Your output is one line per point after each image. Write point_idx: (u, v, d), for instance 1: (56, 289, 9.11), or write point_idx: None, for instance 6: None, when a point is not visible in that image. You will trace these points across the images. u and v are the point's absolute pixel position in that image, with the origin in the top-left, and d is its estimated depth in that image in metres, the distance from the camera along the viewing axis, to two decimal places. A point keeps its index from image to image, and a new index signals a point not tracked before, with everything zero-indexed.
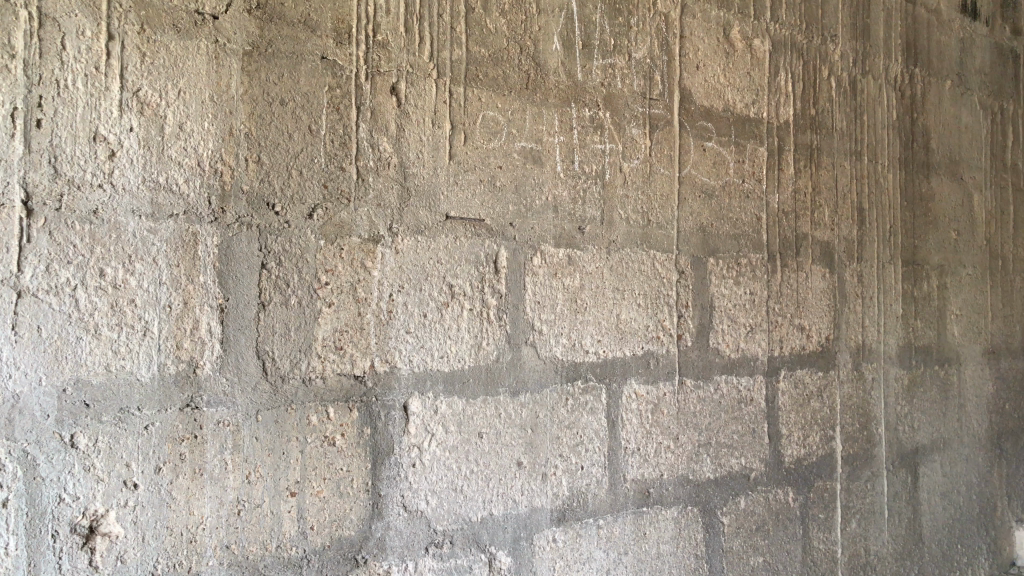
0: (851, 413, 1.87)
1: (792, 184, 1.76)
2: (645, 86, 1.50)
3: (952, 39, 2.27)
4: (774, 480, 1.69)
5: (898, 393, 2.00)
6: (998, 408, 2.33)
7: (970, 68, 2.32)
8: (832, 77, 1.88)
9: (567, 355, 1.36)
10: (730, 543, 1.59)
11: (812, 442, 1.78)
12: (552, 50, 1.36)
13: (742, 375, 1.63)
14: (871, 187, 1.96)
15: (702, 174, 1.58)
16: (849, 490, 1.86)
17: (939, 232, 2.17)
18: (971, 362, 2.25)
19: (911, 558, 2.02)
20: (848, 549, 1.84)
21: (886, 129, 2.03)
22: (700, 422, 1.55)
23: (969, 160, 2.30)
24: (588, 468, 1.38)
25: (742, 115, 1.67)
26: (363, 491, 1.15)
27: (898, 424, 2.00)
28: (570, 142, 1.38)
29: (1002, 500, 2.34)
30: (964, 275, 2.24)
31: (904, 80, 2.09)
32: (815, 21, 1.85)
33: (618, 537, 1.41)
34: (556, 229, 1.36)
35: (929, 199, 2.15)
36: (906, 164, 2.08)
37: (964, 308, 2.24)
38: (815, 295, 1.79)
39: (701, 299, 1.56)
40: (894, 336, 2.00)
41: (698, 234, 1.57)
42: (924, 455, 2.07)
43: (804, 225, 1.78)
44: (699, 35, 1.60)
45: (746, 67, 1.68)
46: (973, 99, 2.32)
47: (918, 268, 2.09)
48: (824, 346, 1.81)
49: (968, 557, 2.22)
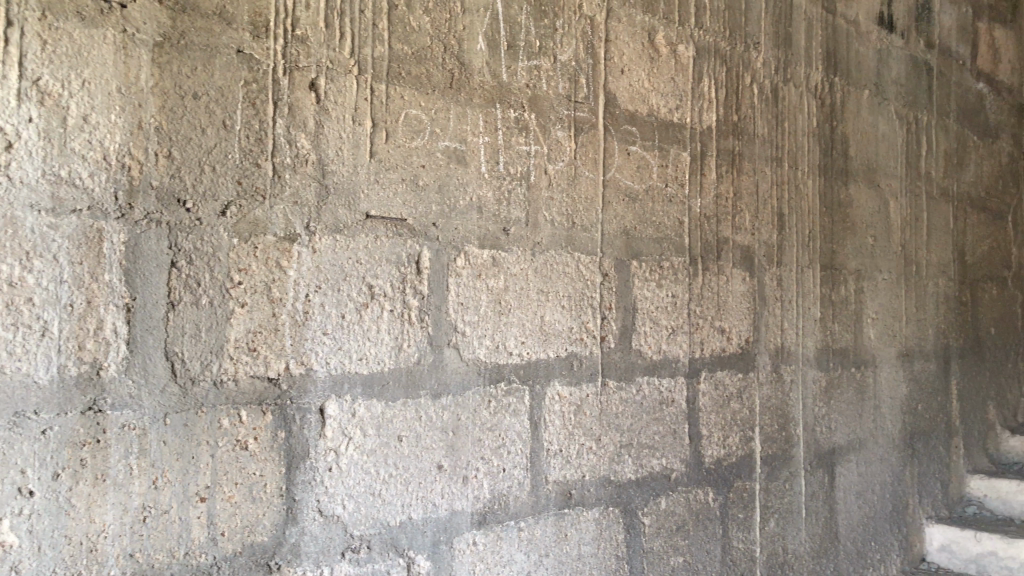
0: (769, 415, 1.91)
1: (714, 189, 1.79)
2: (570, 88, 1.50)
3: (870, 49, 2.33)
4: (694, 480, 1.71)
5: (816, 394, 2.05)
6: (910, 409, 2.41)
7: (887, 79, 2.39)
8: (754, 83, 1.92)
9: (490, 357, 1.36)
10: (651, 544, 1.60)
11: (732, 442, 1.81)
12: (476, 50, 1.36)
13: (664, 376, 1.65)
14: (791, 193, 2.01)
15: (626, 177, 1.59)
16: (768, 490, 1.90)
17: (856, 238, 2.23)
18: (885, 365, 2.31)
19: (827, 556, 2.07)
20: (766, 548, 1.88)
21: (806, 135, 2.07)
22: (621, 423, 1.56)
23: (886, 168, 2.37)
24: (509, 470, 1.38)
25: (666, 120, 1.69)
26: (277, 495, 1.12)
27: (815, 424, 2.05)
28: (495, 143, 1.38)
29: (913, 497, 2.42)
30: (880, 281, 2.31)
31: (824, 89, 2.14)
32: (738, 29, 1.88)
33: (538, 539, 1.41)
34: (479, 230, 1.35)
35: (847, 205, 2.20)
36: (825, 172, 2.13)
37: (880, 312, 2.30)
38: (735, 298, 1.82)
39: (623, 302, 1.57)
40: (812, 339, 2.05)
41: (622, 238, 1.58)
42: (839, 455, 2.13)
43: (725, 229, 1.80)
44: (624, 40, 1.61)
45: (670, 73, 1.70)
46: (889, 109, 2.40)
47: (836, 272, 2.14)
48: (744, 348, 1.84)
49: (881, 554, 2.28)
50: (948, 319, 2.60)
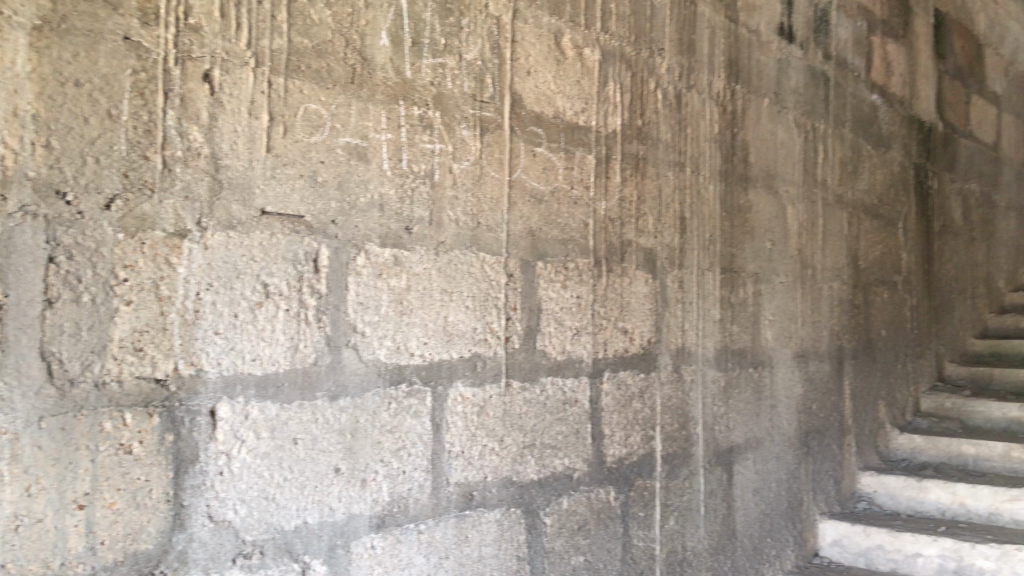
0: (670, 414, 1.95)
1: (618, 192, 1.81)
2: (475, 87, 1.49)
3: (770, 59, 2.40)
4: (596, 479, 1.72)
5: (715, 394, 2.10)
6: (805, 408, 2.49)
7: (786, 88, 2.47)
8: (658, 89, 1.95)
9: (391, 357, 1.34)
10: (553, 543, 1.61)
11: (633, 442, 1.83)
12: (380, 46, 1.34)
13: (567, 377, 1.66)
14: (693, 198, 2.05)
15: (532, 178, 1.60)
16: (668, 488, 1.93)
17: (755, 241, 2.29)
18: (782, 366, 2.39)
19: (725, 552, 2.11)
20: (666, 545, 1.91)
21: (708, 141, 2.12)
22: (524, 424, 1.56)
23: (784, 175, 2.44)
24: (409, 473, 1.36)
25: (571, 122, 1.70)
26: (164, 501, 1.08)
27: (714, 423, 2.09)
28: (398, 140, 1.36)
29: (807, 494, 2.50)
30: (777, 284, 2.38)
31: (726, 97, 2.19)
32: (643, 34, 1.91)
33: (439, 541, 1.40)
34: (380, 229, 1.33)
35: (747, 210, 2.26)
36: (726, 177, 2.19)
37: (777, 314, 2.37)
38: (638, 299, 1.85)
39: (528, 302, 1.58)
40: (712, 340, 2.09)
41: (527, 238, 1.58)
42: (738, 453, 2.18)
43: (628, 231, 1.83)
44: (531, 41, 1.61)
45: (576, 75, 1.72)
46: (788, 117, 2.47)
47: (735, 275, 2.20)
48: (646, 348, 1.87)
49: (776, 550, 2.35)
50: (842, 321, 2.70)
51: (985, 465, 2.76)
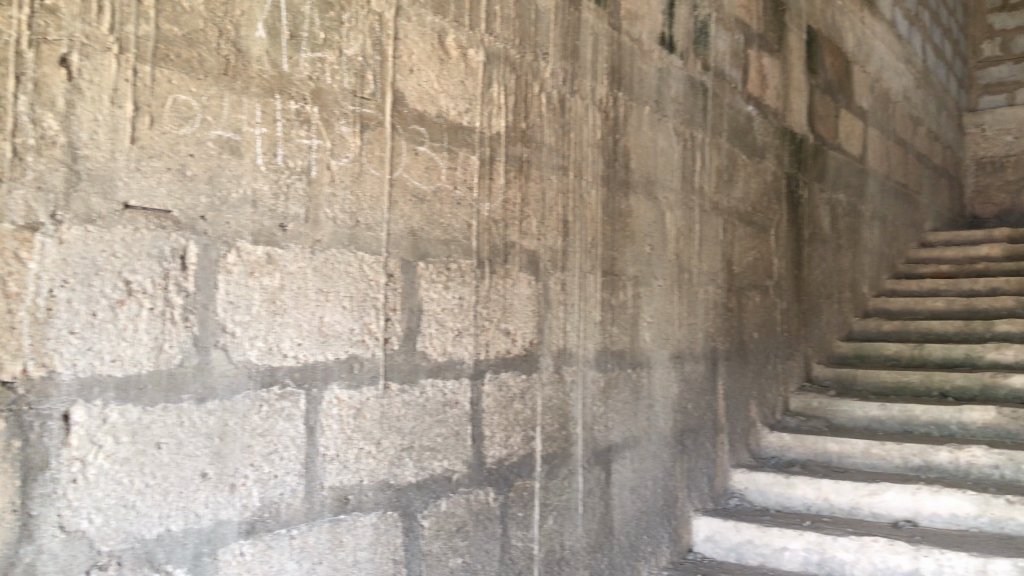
0: (550, 415, 1.96)
1: (502, 194, 1.81)
2: (356, 84, 1.47)
3: (651, 68, 2.46)
4: (475, 481, 1.72)
5: (595, 394, 2.13)
6: (681, 408, 2.56)
7: (666, 96, 2.53)
8: (542, 92, 1.96)
9: (263, 359, 1.30)
10: (430, 546, 1.60)
11: (513, 442, 1.84)
12: (255, 37, 1.30)
13: (448, 378, 1.65)
14: (576, 202, 2.08)
15: (414, 177, 1.59)
16: (547, 488, 1.95)
17: (635, 245, 2.34)
18: (659, 366, 2.45)
19: (602, 550, 2.15)
20: (544, 545, 1.92)
21: (591, 146, 2.15)
22: (403, 426, 1.55)
23: (664, 181, 2.51)
24: (281, 477, 1.32)
25: (455, 123, 1.69)
26: (9, 512, 1.01)
27: (593, 424, 2.13)
28: (273, 135, 1.32)
29: (681, 492, 2.57)
30: (656, 286, 2.44)
31: (608, 103, 2.24)
32: (528, 38, 1.92)
33: (312, 547, 1.36)
34: (253, 226, 1.29)
35: (628, 215, 2.31)
36: (608, 182, 2.23)
37: (655, 316, 2.43)
38: (520, 301, 1.86)
39: (408, 303, 1.56)
40: (593, 341, 2.13)
41: (408, 238, 1.56)
42: (616, 452, 2.22)
43: (511, 233, 1.84)
44: (413, 39, 1.60)
45: (460, 76, 1.71)
46: (667, 125, 2.54)
47: (616, 278, 2.24)
48: (527, 349, 1.88)
49: (652, 546, 2.41)
50: (716, 324, 2.79)
51: (847, 461, 2.91)
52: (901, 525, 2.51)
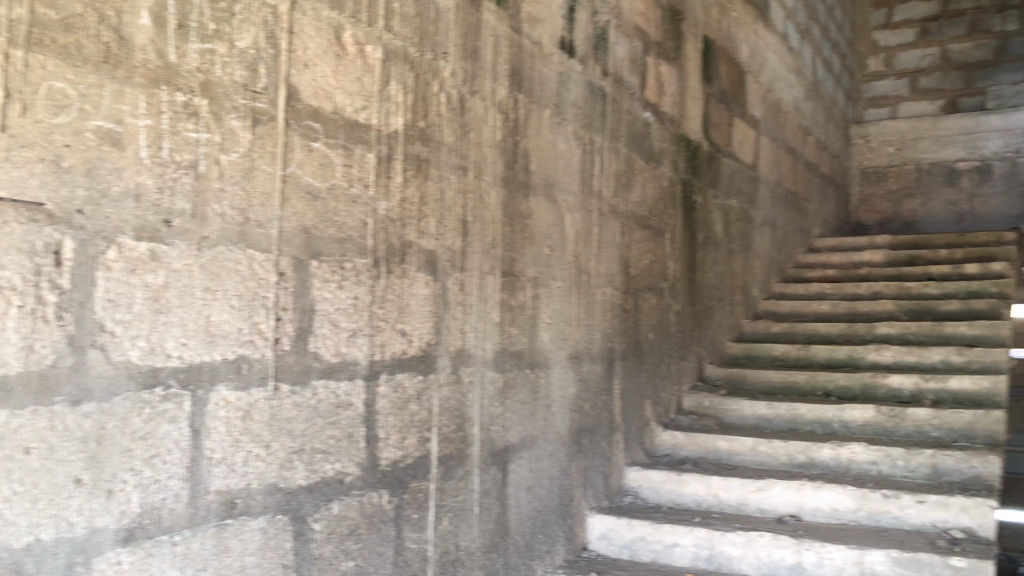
0: (447, 416, 1.96)
1: (399, 193, 1.80)
2: (248, 77, 1.43)
3: (552, 71, 2.48)
4: (368, 483, 1.70)
5: (492, 394, 2.14)
6: (577, 408, 2.59)
7: (566, 100, 2.56)
8: (441, 92, 1.96)
9: (144, 360, 1.25)
10: (321, 550, 1.57)
11: (408, 444, 1.83)
12: (140, 25, 1.25)
13: (341, 379, 1.63)
14: (475, 202, 2.08)
15: (307, 174, 1.56)
16: (443, 489, 1.95)
17: (534, 247, 2.36)
18: (557, 367, 2.47)
19: (498, 550, 2.16)
20: (439, 546, 1.92)
21: (491, 147, 2.16)
22: (293, 429, 1.51)
23: (563, 184, 2.53)
24: (164, 482, 1.28)
25: (351, 120, 1.67)
26: None
27: (490, 424, 2.13)
28: (158, 127, 1.27)
29: (577, 490, 2.60)
30: (554, 288, 2.46)
31: (508, 104, 2.24)
32: (428, 37, 1.91)
33: (195, 553, 1.32)
34: (136, 221, 1.24)
35: (528, 216, 2.33)
36: (508, 183, 2.24)
37: (554, 317, 2.46)
38: (417, 301, 1.85)
39: (300, 303, 1.53)
40: (491, 342, 2.13)
41: (300, 236, 1.54)
42: (513, 452, 2.23)
43: (409, 232, 1.82)
44: (309, 34, 1.57)
45: (357, 72, 1.69)
46: (567, 128, 2.56)
47: (515, 279, 2.25)
48: (424, 350, 1.87)
49: (547, 545, 2.43)
50: (613, 325, 2.83)
51: (736, 459, 3.01)
52: (786, 520, 2.61)
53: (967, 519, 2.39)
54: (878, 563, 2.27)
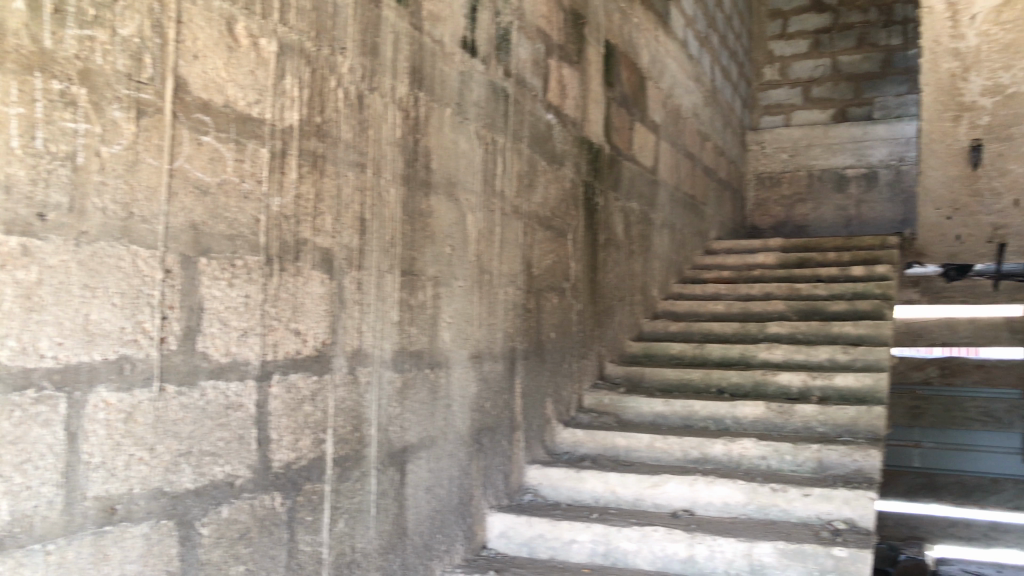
0: (343, 416, 1.93)
1: (294, 189, 1.77)
2: (131, 66, 1.38)
3: (453, 70, 2.47)
4: (260, 485, 1.66)
5: (391, 394, 2.12)
6: (478, 407, 2.59)
7: (467, 99, 2.56)
8: (339, 88, 1.93)
9: (15, 361, 1.19)
10: (209, 555, 1.53)
11: (302, 446, 1.79)
12: (12, 8, 1.19)
13: (231, 379, 1.58)
14: (373, 200, 2.06)
15: (196, 169, 1.51)
16: (338, 490, 1.92)
17: (435, 245, 2.35)
18: (458, 366, 2.47)
19: (395, 550, 2.14)
20: (334, 548, 1.89)
21: (390, 145, 2.14)
22: (180, 431, 1.47)
23: (464, 183, 2.53)
24: (36, 489, 1.22)
25: (243, 114, 1.63)
26: None
27: (388, 424, 2.11)
28: (31, 116, 1.22)
29: (477, 489, 2.60)
30: (455, 287, 2.46)
31: (409, 102, 2.23)
32: (325, 32, 1.88)
33: (70, 562, 1.27)
34: (6, 214, 1.18)
35: (428, 215, 2.31)
36: (407, 181, 2.22)
37: (455, 317, 2.45)
38: (312, 300, 1.82)
39: (188, 301, 1.48)
40: (389, 341, 2.11)
41: (188, 232, 1.49)
42: (411, 453, 2.22)
43: (304, 229, 1.79)
44: (198, 24, 1.52)
45: (249, 65, 1.65)
46: (468, 127, 2.56)
47: (415, 278, 2.23)
48: (319, 349, 1.84)
49: (446, 544, 2.42)
50: (515, 324, 2.85)
51: (634, 456, 3.07)
52: (680, 514, 2.68)
53: (849, 511, 2.50)
54: (765, 555, 2.35)
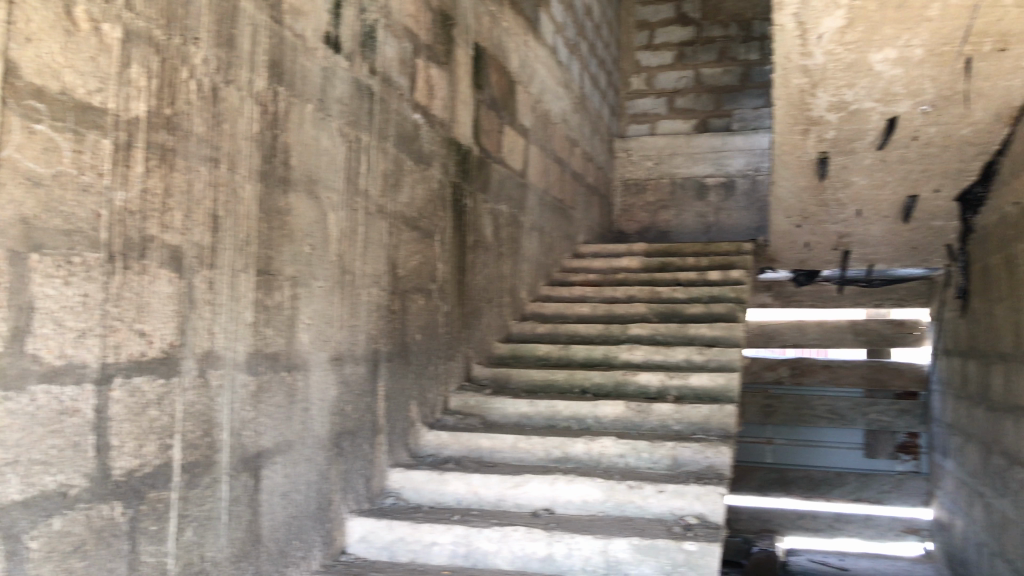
0: (192, 421, 1.85)
1: (140, 183, 1.69)
2: None
3: (315, 65, 2.42)
4: (97, 495, 1.58)
5: (244, 399, 2.05)
6: (338, 410, 2.55)
7: (330, 96, 2.52)
8: (191, 80, 1.86)
9: None
10: (38, 569, 1.44)
11: (146, 452, 1.71)
12: None
13: (66, 383, 1.50)
14: (228, 196, 1.99)
15: (28, 159, 1.42)
16: (186, 498, 1.84)
17: (293, 245, 2.29)
18: (317, 369, 2.42)
19: (247, 559, 2.07)
20: (181, 558, 1.81)
21: (246, 141, 2.07)
22: (6, 439, 1.38)
23: (326, 181, 2.48)
24: None
25: (83, 102, 1.55)
26: None
27: (242, 429, 2.04)
28: None
29: (336, 494, 2.55)
30: (314, 288, 2.40)
31: (267, 96, 2.17)
32: (176, 20, 1.80)
33: None
34: None
35: (286, 213, 2.26)
36: (265, 178, 2.16)
37: (314, 318, 2.40)
38: (159, 300, 1.74)
39: (16, 300, 1.40)
40: (243, 343, 2.05)
41: (18, 226, 1.40)
42: (266, 458, 2.15)
43: (151, 226, 1.71)
44: (33, 5, 1.43)
45: (91, 51, 1.56)
46: (330, 125, 2.52)
47: (271, 278, 2.17)
48: (167, 351, 1.76)
49: (303, 551, 2.36)
50: (378, 326, 2.81)
51: (497, 456, 3.10)
52: (540, 513, 2.71)
53: (700, 506, 2.60)
54: (620, 551, 2.41)
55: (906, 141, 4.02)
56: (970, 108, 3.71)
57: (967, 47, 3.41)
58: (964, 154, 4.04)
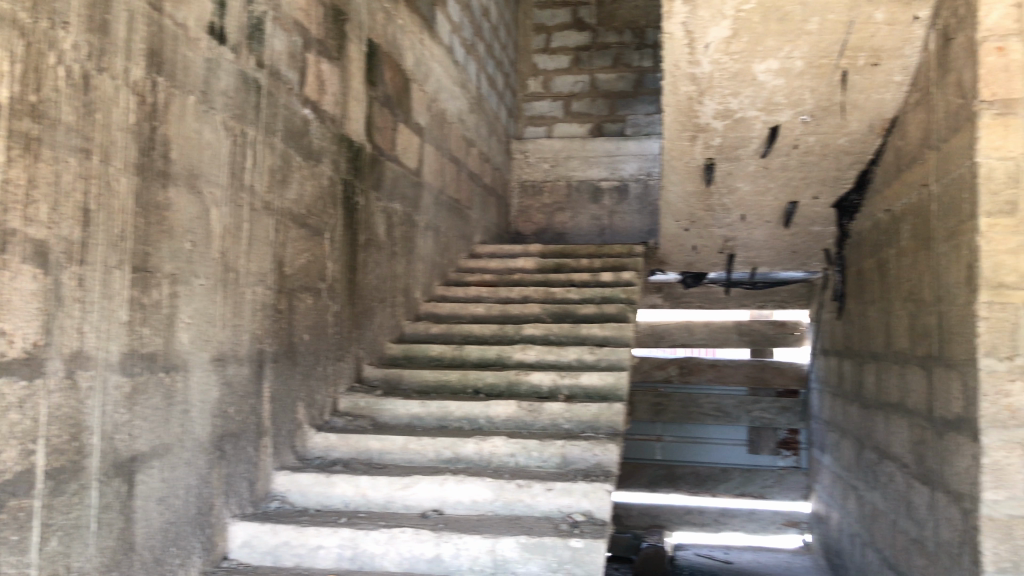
0: (59, 424, 1.76)
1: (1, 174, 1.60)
2: None
3: (198, 56, 2.34)
4: None
5: (118, 400, 1.96)
6: (220, 412, 2.47)
7: (214, 88, 2.44)
8: (60, 66, 1.77)
9: None
10: None
11: (6, 458, 1.62)
12: None
13: None
14: (101, 189, 1.90)
15: None
16: (51, 506, 1.75)
17: (172, 241, 2.21)
18: (197, 370, 2.33)
19: (119, 568, 1.98)
20: (45, 569, 1.72)
21: (122, 131, 1.99)
22: None
23: (208, 175, 2.40)
24: None
25: None
26: None
27: (114, 433, 1.96)
28: None
29: (218, 499, 2.47)
30: (195, 286, 2.32)
31: (145, 86, 2.08)
32: (43, 2, 1.71)
33: None
34: None
35: (165, 207, 2.17)
36: (142, 171, 2.08)
37: (195, 317, 2.32)
38: (21, 297, 1.65)
39: None
40: (117, 342, 1.96)
41: None
42: (141, 462, 2.06)
43: (12, 218, 1.62)
44: None
45: None
46: (214, 118, 2.44)
47: (148, 275, 2.09)
48: (30, 351, 1.67)
49: (181, 558, 2.28)
50: (263, 325, 2.74)
51: (387, 458, 3.07)
52: (429, 514, 2.70)
53: (587, 503, 2.63)
54: (508, 550, 2.42)
55: (787, 149, 4.18)
56: (846, 119, 3.88)
57: (843, 60, 3.56)
58: (841, 162, 4.21)
